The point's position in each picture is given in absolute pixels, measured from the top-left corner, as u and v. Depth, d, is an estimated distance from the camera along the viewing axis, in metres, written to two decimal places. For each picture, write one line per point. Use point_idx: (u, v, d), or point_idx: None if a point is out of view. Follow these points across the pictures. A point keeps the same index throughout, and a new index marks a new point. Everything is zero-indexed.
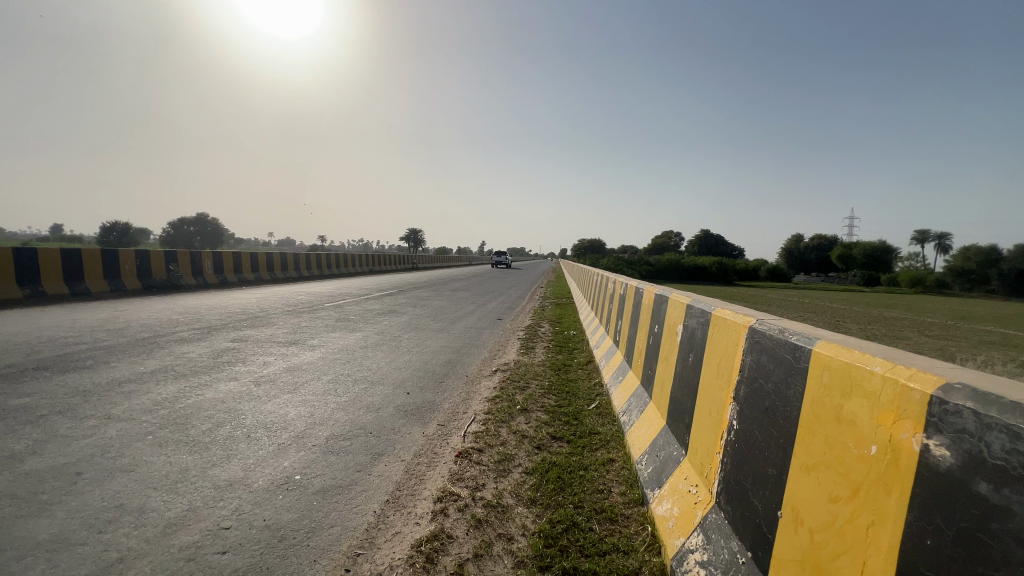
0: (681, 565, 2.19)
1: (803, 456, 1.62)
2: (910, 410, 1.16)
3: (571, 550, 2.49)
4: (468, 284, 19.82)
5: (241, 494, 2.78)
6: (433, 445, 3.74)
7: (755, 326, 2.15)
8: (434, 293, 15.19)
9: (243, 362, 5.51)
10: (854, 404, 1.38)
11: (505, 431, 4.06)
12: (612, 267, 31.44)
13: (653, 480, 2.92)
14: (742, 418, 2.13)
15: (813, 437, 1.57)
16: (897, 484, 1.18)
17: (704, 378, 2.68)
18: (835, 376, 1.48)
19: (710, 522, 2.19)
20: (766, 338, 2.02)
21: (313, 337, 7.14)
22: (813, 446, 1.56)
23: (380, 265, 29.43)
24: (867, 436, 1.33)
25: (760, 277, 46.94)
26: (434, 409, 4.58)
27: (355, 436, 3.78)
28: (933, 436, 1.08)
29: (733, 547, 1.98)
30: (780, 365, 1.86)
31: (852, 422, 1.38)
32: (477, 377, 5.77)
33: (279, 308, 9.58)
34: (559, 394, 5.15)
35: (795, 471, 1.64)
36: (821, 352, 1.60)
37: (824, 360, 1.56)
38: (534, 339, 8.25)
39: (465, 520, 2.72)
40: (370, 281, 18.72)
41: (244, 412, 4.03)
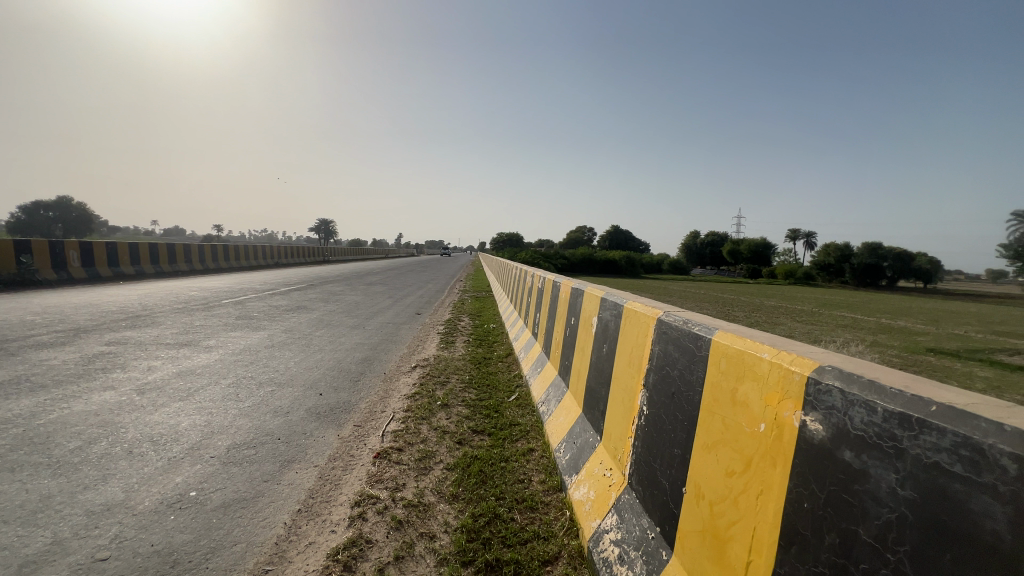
0: (597, 545, 2.31)
1: (703, 436, 1.77)
2: (792, 390, 1.32)
3: (493, 542, 2.52)
4: (385, 278, 19.17)
5: (122, 519, 2.44)
6: (348, 447, 3.57)
7: (662, 318, 2.31)
8: (347, 288, 14.46)
9: (122, 368, 4.85)
10: (747, 388, 1.53)
11: (425, 427, 4.00)
12: (529, 261, 32.19)
13: (571, 467, 3.05)
14: (652, 403, 2.28)
15: (712, 418, 1.72)
16: (781, 457, 1.34)
17: (617, 367, 2.84)
18: (731, 363, 1.64)
19: (623, 502, 2.33)
20: (672, 329, 2.19)
21: (209, 338, 6.45)
22: (712, 427, 1.72)
23: (287, 257, 27.40)
24: (757, 415, 1.48)
25: (664, 270, 50.77)
26: (350, 410, 4.37)
27: (261, 444, 3.48)
28: (810, 412, 1.24)
29: (643, 524, 2.13)
30: (684, 353, 2.03)
31: (745, 404, 1.53)
32: (395, 374, 5.60)
33: (167, 306, 8.54)
34: (479, 388, 5.17)
35: (698, 451, 1.79)
36: (719, 341, 1.76)
37: (722, 348, 1.72)
38: (454, 333, 8.21)
39: (385, 522, 2.63)
40: (275, 275, 17.36)
41: (124, 425, 3.54)
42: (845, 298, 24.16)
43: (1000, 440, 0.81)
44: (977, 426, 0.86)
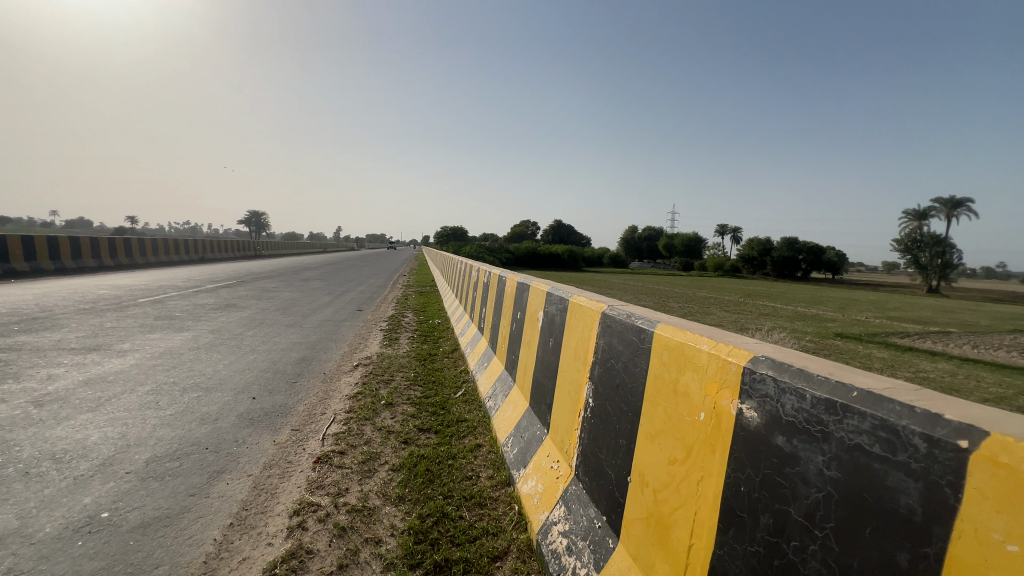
0: (546, 537, 2.33)
1: (647, 426, 1.83)
2: (730, 380, 1.39)
3: (442, 541, 2.48)
4: (323, 273, 18.35)
5: (17, 550, 2.16)
6: (286, 453, 3.38)
7: (607, 311, 2.36)
8: (282, 284, 13.69)
9: (15, 378, 4.29)
10: (688, 378, 1.60)
11: (369, 428, 3.87)
12: (474, 255, 32.05)
13: (518, 461, 3.06)
14: (598, 396, 2.32)
15: (656, 409, 1.78)
16: (720, 444, 1.40)
17: (563, 361, 2.87)
18: (672, 354, 1.70)
19: (571, 493, 2.37)
20: (616, 322, 2.24)
21: (123, 341, 5.87)
22: (656, 417, 1.78)
23: (213, 252, 25.50)
24: (697, 405, 1.55)
25: (605, 264, 52.41)
26: (287, 413, 4.13)
27: (186, 455, 3.21)
28: (747, 401, 1.30)
29: (590, 513, 2.17)
30: (628, 346, 2.08)
31: (686, 394, 1.60)
32: (336, 374, 5.37)
33: (70, 307, 7.66)
34: (425, 385, 5.07)
35: (642, 441, 1.84)
36: (661, 333, 1.82)
37: (664, 341, 1.78)
38: (397, 330, 8.01)
39: (327, 530, 2.52)
40: (199, 271, 16.08)
41: (19, 443, 3.14)
42: (766, 289, 26.11)
43: (912, 421, 0.88)
44: (892, 410, 0.93)
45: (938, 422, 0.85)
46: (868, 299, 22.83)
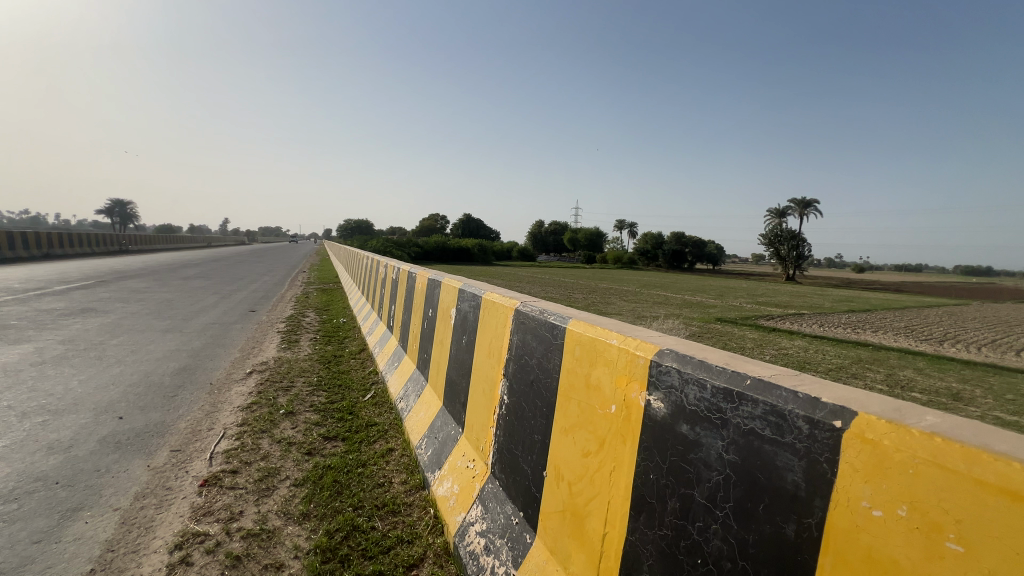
0: (463, 539, 2.29)
1: (561, 421, 1.86)
2: (638, 372, 1.46)
3: (352, 557, 2.33)
4: (207, 271, 16.44)
5: None
6: (163, 479, 2.95)
7: (520, 308, 2.37)
8: (155, 283, 12.02)
9: None
10: (599, 372, 1.65)
11: (266, 441, 3.52)
12: (381, 250, 30.83)
13: (433, 462, 2.98)
14: (512, 392, 2.33)
15: (569, 403, 1.82)
16: (630, 434, 1.47)
17: (477, 358, 2.84)
18: (584, 349, 1.75)
19: (487, 492, 2.35)
20: (529, 319, 2.25)
21: None
22: (569, 411, 1.81)
23: (62, 248, 21.63)
24: (608, 397, 1.60)
25: (513, 258, 53.39)
26: (164, 432, 3.62)
27: (27, 495, 2.66)
28: (654, 393, 1.38)
29: (507, 510, 2.18)
30: (541, 342, 2.11)
31: (599, 387, 1.65)
32: (225, 384, 4.83)
33: None
34: (330, 390, 4.75)
35: (557, 435, 1.88)
36: (573, 329, 1.86)
37: (576, 336, 1.83)
38: (297, 331, 7.42)
39: (218, 561, 2.24)
40: (44, 271, 13.54)
41: None
42: (659, 280, 28.37)
43: (796, 405, 0.97)
44: (779, 395, 1.01)
45: (816, 404, 0.95)
46: (741, 287, 25.84)
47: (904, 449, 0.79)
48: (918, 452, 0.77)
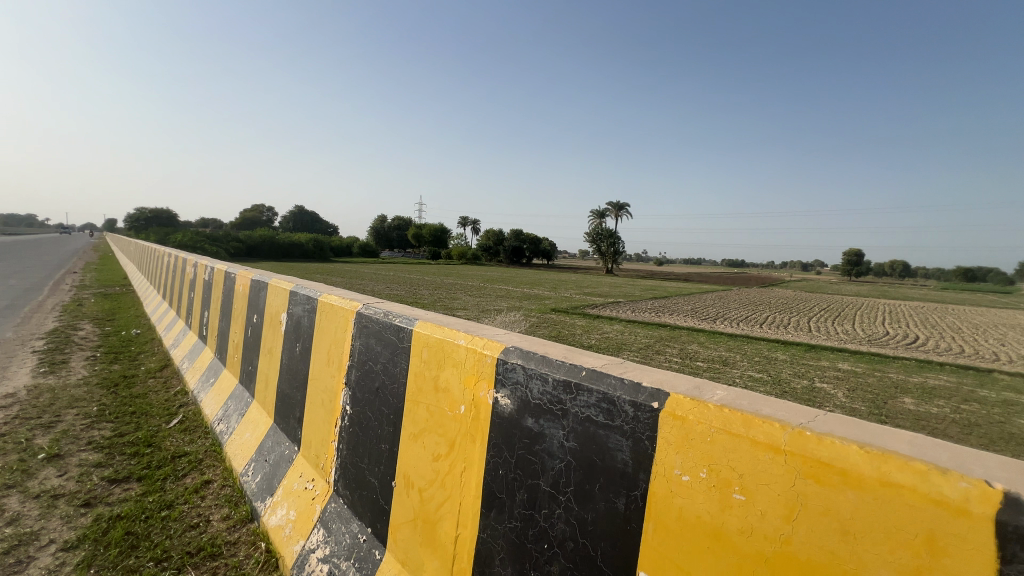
0: (302, 570, 2.05)
1: (410, 426, 1.79)
2: (486, 371, 1.48)
3: None
4: None
5: None
6: None
7: (362, 310, 2.21)
8: None
9: None
10: (448, 373, 1.63)
11: (15, 500, 2.67)
12: (188, 246, 26.05)
13: (263, 489, 2.61)
14: (355, 402, 2.17)
15: (417, 408, 1.76)
16: (479, 433, 1.49)
17: (314, 367, 2.58)
18: (432, 352, 1.71)
19: (330, 512, 2.15)
20: (372, 322, 2.12)
21: None
22: (417, 416, 1.76)
23: None
24: (457, 398, 1.59)
25: (354, 254, 50.33)
26: None
27: None
28: (501, 390, 1.42)
29: (353, 529, 2.02)
30: (386, 346, 2.00)
31: (447, 389, 1.63)
32: None
33: None
34: (119, 420, 3.83)
35: (406, 442, 1.80)
36: (419, 331, 1.80)
37: (423, 338, 1.77)
38: (66, 349, 5.80)
39: None
40: None
41: None
42: (501, 274, 29.75)
43: (622, 391, 1.09)
44: (610, 383, 1.13)
45: (639, 389, 1.07)
46: (570, 279, 28.64)
47: (704, 422, 0.94)
48: (713, 423, 0.92)
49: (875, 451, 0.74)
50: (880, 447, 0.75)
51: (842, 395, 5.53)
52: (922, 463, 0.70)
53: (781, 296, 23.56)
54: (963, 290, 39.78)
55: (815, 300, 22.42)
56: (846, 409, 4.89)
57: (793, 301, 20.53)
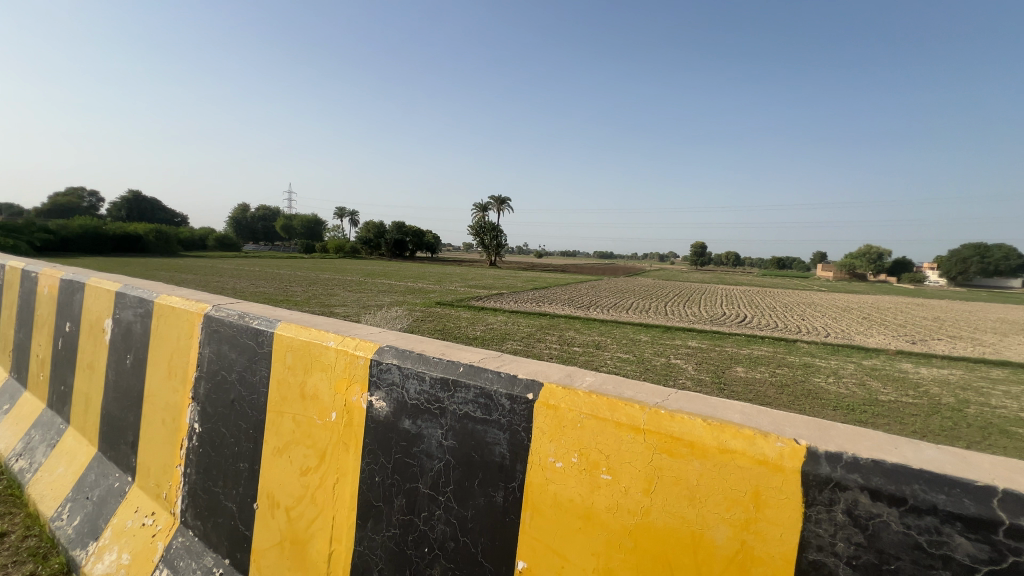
0: None
1: (273, 440, 1.61)
2: (358, 374, 1.39)
3: None
4: None
5: None
6: None
7: (211, 313, 1.92)
8: None
9: None
10: (315, 379, 1.50)
11: None
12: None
13: (84, 533, 2.15)
14: (205, 418, 1.89)
15: (281, 419, 1.59)
16: (352, 440, 1.39)
17: (151, 382, 2.19)
18: (297, 356, 1.55)
19: (175, 549, 1.85)
20: (224, 326, 1.86)
21: None
22: (282, 428, 1.58)
23: None
24: (327, 405, 1.47)
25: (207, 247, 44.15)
26: None
27: None
28: (375, 393, 1.34)
29: (206, 564, 1.76)
30: (242, 352, 1.77)
31: (315, 396, 1.49)
32: None
33: None
34: None
35: (268, 458, 1.61)
36: (282, 334, 1.62)
37: (286, 342, 1.60)
38: None
39: None
40: None
41: None
42: (382, 267, 28.55)
43: (499, 384, 1.10)
44: (487, 378, 1.13)
45: (515, 381, 1.09)
46: (455, 272, 28.62)
47: (575, 409, 0.98)
48: (583, 409, 0.97)
49: (715, 423, 0.84)
50: (717, 419, 0.85)
51: (692, 368, 6.37)
52: (750, 429, 0.81)
53: (643, 284, 26.31)
54: (776, 275, 48.50)
55: (669, 287, 25.45)
56: (695, 380, 5.64)
57: (653, 289, 23.07)
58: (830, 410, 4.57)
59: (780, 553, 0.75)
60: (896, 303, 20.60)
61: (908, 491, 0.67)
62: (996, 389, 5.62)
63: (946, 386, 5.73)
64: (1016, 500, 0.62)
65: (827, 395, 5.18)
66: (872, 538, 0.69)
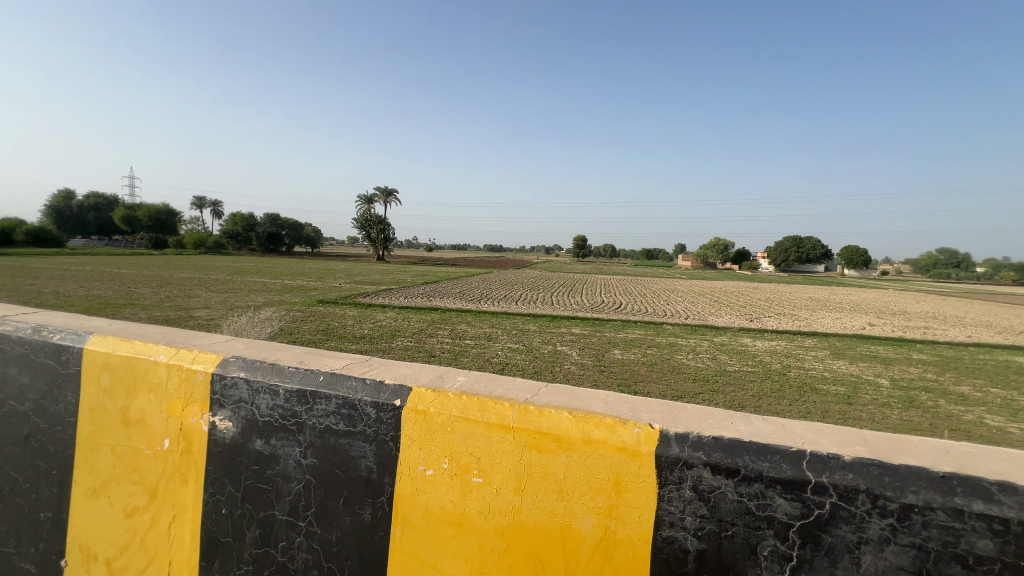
0: None
1: (85, 480, 1.31)
2: (196, 392, 1.18)
3: None
4: None
5: None
6: None
7: None
8: None
9: None
10: (141, 402, 1.24)
11: None
12: None
13: None
14: None
15: (97, 452, 1.30)
16: (191, 470, 1.18)
17: None
18: (115, 375, 1.28)
19: None
20: (11, 343, 1.46)
21: None
22: (98, 463, 1.29)
23: None
24: (159, 432, 1.23)
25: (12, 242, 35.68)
26: None
27: None
28: (218, 412, 1.15)
29: None
30: (38, 375, 1.41)
31: (142, 421, 1.24)
32: None
33: None
34: None
35: (79, 503, 1.31)
36: (93, 350, 1.32)
37: (100, 359, 1.31)
38: None
39: None
40: None
41: None
42: (253, 263, 25.70)
43: (364, 393, 1.02)
44: (351, 386, 1.03)
45: (381, 388, 1.01)
46: (339, 268, 26.89)
47: (444, 412, 0.93)
48: (453, 412, 0.93)
49: (580, 414, 0.85)
50: (582, 411, 0.87)
51: (576, 354, 6.75)
52: (611, 418, 0.84)
53: (531, 276, 27.28)
54: (646, 265, 53.81)
55: (555, 278, 26.79)
56: (579, 364, 5.99)
57: (540, 280, 24.05)
58: (691, 382, 5.16)
59: (637, 534, 0.79)
60: (739, 287, 24.18)
61: (740, 462, 0.74)
62: (809, 355, 6.86)
63: (775, 355, 6.84)
64: (819, 460, 0.72)
65: (688, 370, 5.85)
66: (713, 509, 0.75)
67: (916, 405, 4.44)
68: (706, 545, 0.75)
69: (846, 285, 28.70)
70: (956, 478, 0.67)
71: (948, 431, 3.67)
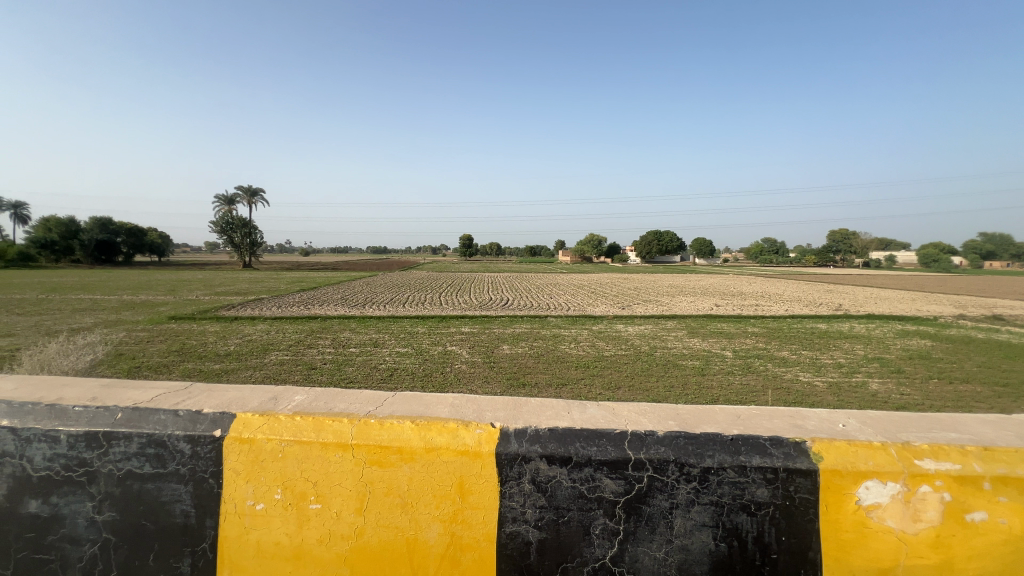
0: None
1: None
2: None
3: None
4: None
5: None
6: None
7: None
8: None
9: None
10: None
11: None
12: None
13: None
14: None
15: None
16: None
17: None
18: None
19: None
20: None
21: None
22: None
23: None
24: None
25: None
26: None
27: None
28: None
29: None
30: None
31: None
32: None
33: None
34: None
35: None
36: None
37: None
38: None
39: None
40: None
41: None
42: (77, 277, 21.21)
43: (175, 427, 0.88)
44: (158, 421, 0.89)
45: (197, 420, 0.89)
46: (195, 278, 23.51)
47: (273, 438, 0.84)
48: (283, 437, 0.84)
49: (423, 423, 0.84)
50: (424, 418, 0.85)
51: (466, 352, 6.76)
52: (453, 422, 0.84)
53: (417, 277, 26.57)
54: (529, 261, 56.22)
55: (442, 278, 26.47)
56: (470, 362, 6.00)
57: (427, 281, 23.53)
58: (573, 370, 5.48)
59: (483, 535, 0.79)
60: (611, 278, 26.44)
61: (572, 450, 0.79)
62: (670, 336, 7.74)
63: (643, 338, 7.59)
64: (638, 439, 0.80)
65: (571, 359, 6.20)
66: (551, 498, 0.78)
67: (753, 371, 5.26)
68: (546, 534, 0.78)
69: (696, 272, 33.05)
70: (741, 439, 0.79)
71: (775, 390, 4.41)
